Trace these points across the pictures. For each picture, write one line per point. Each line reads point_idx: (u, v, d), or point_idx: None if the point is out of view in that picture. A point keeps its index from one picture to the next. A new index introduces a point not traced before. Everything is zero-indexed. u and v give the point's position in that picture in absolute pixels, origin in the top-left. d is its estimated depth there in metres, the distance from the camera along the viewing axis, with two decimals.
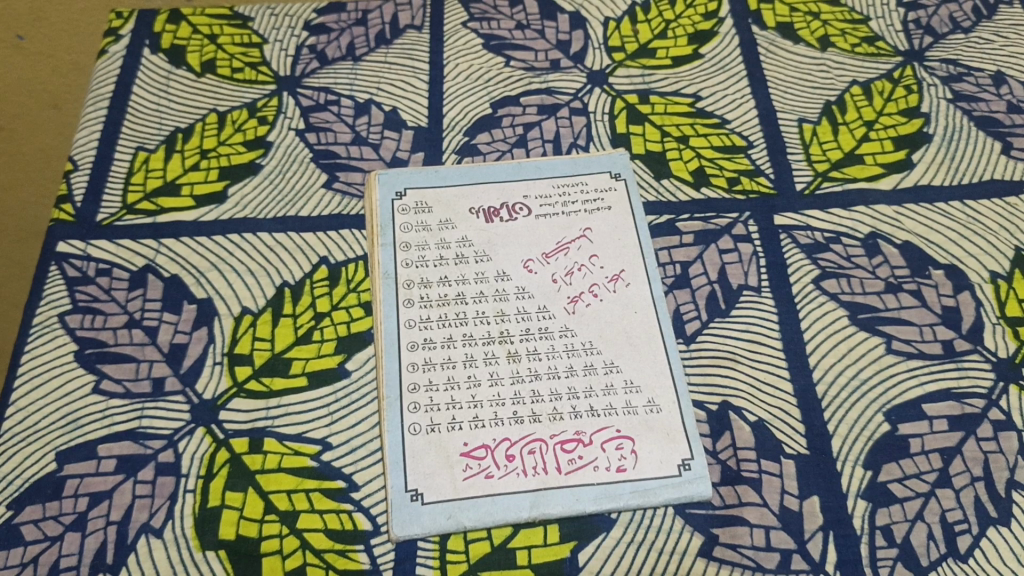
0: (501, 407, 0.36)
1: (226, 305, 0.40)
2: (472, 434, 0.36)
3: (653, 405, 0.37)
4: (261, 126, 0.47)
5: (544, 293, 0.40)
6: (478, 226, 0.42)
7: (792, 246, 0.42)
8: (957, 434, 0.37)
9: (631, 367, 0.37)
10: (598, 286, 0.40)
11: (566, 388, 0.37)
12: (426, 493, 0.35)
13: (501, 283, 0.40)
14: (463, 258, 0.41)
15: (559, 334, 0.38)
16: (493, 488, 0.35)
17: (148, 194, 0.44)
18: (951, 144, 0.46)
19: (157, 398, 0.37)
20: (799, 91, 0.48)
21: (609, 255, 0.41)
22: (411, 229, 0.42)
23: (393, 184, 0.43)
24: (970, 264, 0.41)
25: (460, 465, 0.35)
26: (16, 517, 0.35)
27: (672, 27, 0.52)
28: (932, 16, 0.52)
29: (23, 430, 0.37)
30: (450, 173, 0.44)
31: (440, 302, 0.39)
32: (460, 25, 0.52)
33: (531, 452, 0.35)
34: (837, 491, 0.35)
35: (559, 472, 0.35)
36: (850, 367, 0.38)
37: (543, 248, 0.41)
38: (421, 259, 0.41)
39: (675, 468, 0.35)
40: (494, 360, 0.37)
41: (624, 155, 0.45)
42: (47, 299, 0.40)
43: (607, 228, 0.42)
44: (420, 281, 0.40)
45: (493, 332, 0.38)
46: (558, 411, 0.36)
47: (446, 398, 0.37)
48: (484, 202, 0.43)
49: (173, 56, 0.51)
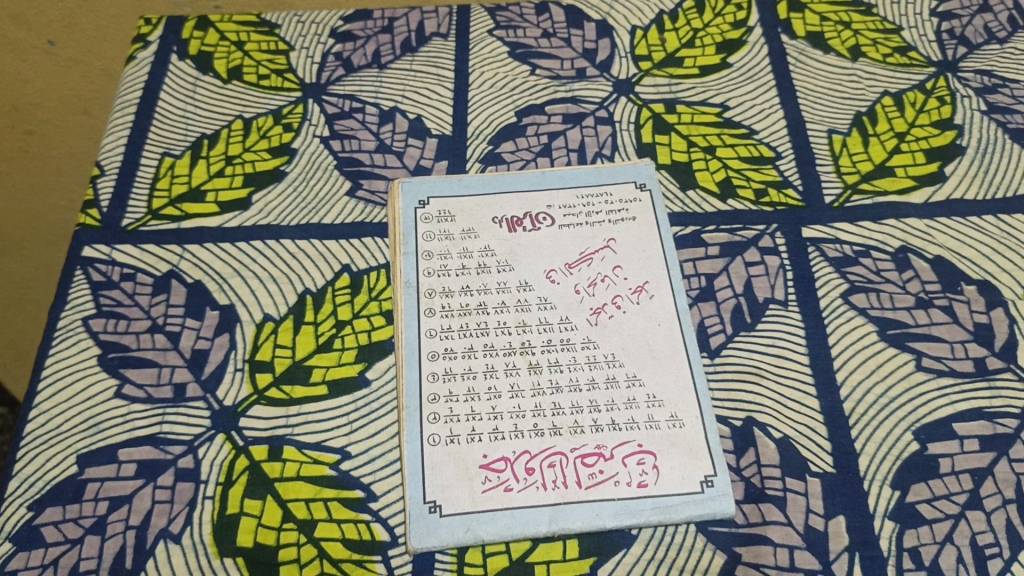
0: (521, 419, 0.36)
1: (249, 312, 0.40)
2: (492, 446, 0.35)
3: (675, 419, 0.36)
4: (286, 133, 0.47)
5: (567, 304, 0.39)
6: (501, 236, 0.42)
7: (820, 260, 0.41)
8: (988, 454, 0.36)
9: (654, 381, 0.37)
10: (622, 297, 0.40)
11: (588, 402, 0.36)
12: (444, 505, 0.34)
13: (523, 293, 0.40)
14: (486, 267, 0.40)
15: (581, 346, 0.38)
16: (512, 502, 0.34)
17: (173, 200, 0.44)
18: (984, 157, 0.45)
19: (178, 403, 0.37)
20: (828, 101, 0.48)
21: (633, 266, 0.41)
22: (434, 238, 0.42)
23: (416, 192, 0.43)
24: (1003, 280, 0.41)
25: (479, 477, 0.35)
26: (36, 519, 0.35)
27: (700, 35, 0.51)
28: (967, 27, 0.51)
29: (44, 433, 0.37)
30: (473, 181, 0.44)
31: (461, 311, 0.39)
32: (486, 33, 0.52)
33: (551, 465, 0.35)
34: (864, 511, 0.34)
35: (579, 486, 0.34)
36: (879, 385, 0.38)
37: (566, 258, 0.41)
38: (443, 269, 0.40)
39: (698, 484, 0.34)
40: (515, 371, 0.37)
41: (649, 165, 0.44)
42: (71, 303, 0.41)
43: (631, 238, 0.41)
44: (441, 290, 0.40)
45: (514, 342, 0.38)
46: (579, 424, 0.36)
47: (465, 409, 0.36)
48: (507, 211, 0.43)
49: (200, 61, 0.51)
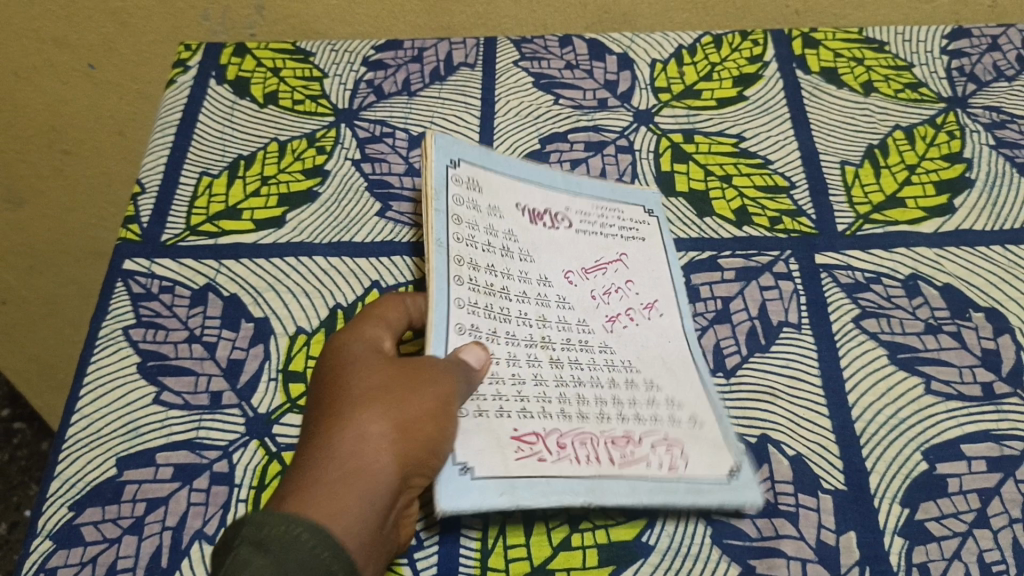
0: (548, 404, 0.36)
1: (282, 325, 0.42)
2: (522, 422, 0.35)
3: (695, 419, 0.37)
4: (319, 155, 0.49)
5: (584, 307, 0.40)
6: (523, 224, 0.42)
7: (832, 286, 0.43)
8: (995, 475, 0.37)
9: (670, 386, 0.38)
10: (634, 310, 0.41)
11: (611, 397, 0.37)
12: (477, 467, 0.33)
13: (543, 288, 0.40)
14: (509, 252, 0.40)
15: (599, 348, 0.39)
16: (545, 471, 0.34)
17: (211, 217, 0.46)
18: (992, 190, 0.46)
19: (214, 411, 0.39)
20: (841, 134, 0.49)
21: (645, 282, 0.42)
22: (463, 203, 0.40)
23: (448, 150, 0.41)
24: (1010, 307, 0.42)
25: (512, 446, 0.34)
26: (76, 518, 0.36)
27: (717, 69, 0.53)
28: (976, 64, 0.53)
29: (86, 437, 0.38)
30: (499, 157, 0.44)
31: (487, 289, 0.38)
32: (512, 64, 0.54)
33: (582, 443, 0.35)
34: (874, 528, 0.36)
35: (612, 463, 0.35)
36: (889, 406, 0.39)
37: (583, 263, 0.42)
38: (471, 238, 0.39)
39: (726, 474, 0.36)
40: (537, 362, 0.37)
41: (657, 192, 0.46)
42: (112, 313, 0.42)
43: (641, 257, 0.43)
44: (469, 260, 0.39)
45: (535, 336, 0.38)
46: (606, 414, 0.36)
47: (491, 390, 0.36)
48: (530, 202, 0.43)
49: (238, 87, 0.53)
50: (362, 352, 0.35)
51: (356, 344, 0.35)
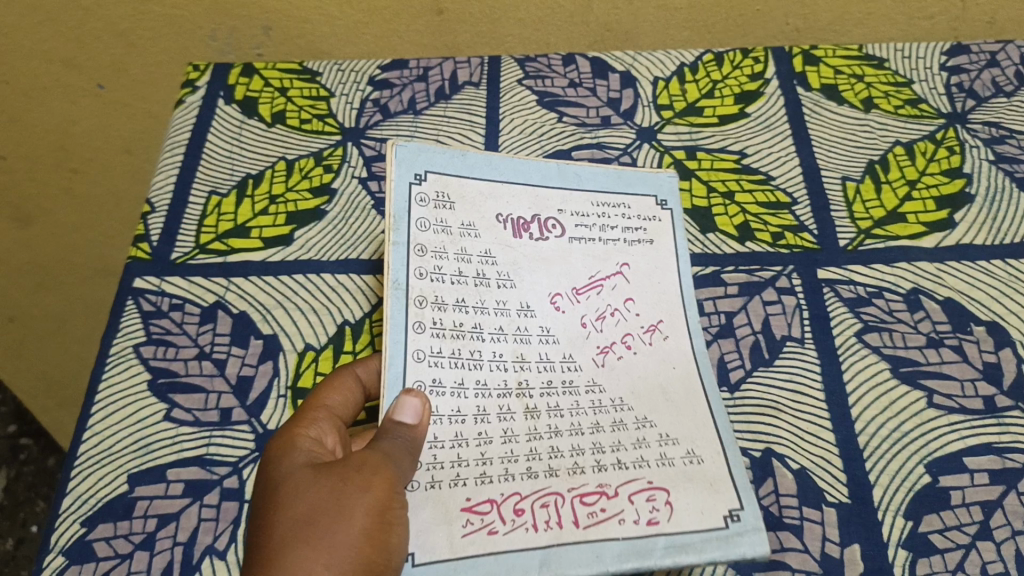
0: (513, 463, 0.35)
1: (291, 341, 0.42)
2: (477, 490, 0.34)
3: (693, 455, 0.36)
4: (326, 174, 0.50)
5: (571, 340, 0.39)
6: (505, 240, 0.40)
7: (835, 300, 0.43)
8: (998, 487, 0.37)
9: (666, 422, 0.37)
10: (633, 336, 0.40)
11: (591, 443, 0.36)
12: (418, 553, 0.33)
13: (524, 321, 0.39)
14: (485, 279, 0.39)
15: (585, 390, 0.38)
16: (495, 545, 0.33)
17: (220, 235, 0.47)
18: (992, 205, 0.47)
19: (224, 427, 0.40)
20: (842, 150, 0.50)
21: (646, 302, 0.41)
22: (429, 228, 0.39)
23: (412, 164, 0.40)
24: (1011, 321, 0.42)
25: (461, 520, 0.34)
26: (88, 534, 0.37)
27: (719, 87, 0.54)
28: (975, 80, 0.53)
29: (97, 454, 0.39)
30: (478, 161, 0.42)
31: (453, 332, 0.37)
32: (516, 82, 0.55)
33: (543, 506, 0.34)
34: (878, 540, 0.36)
35: (577, 526, 0.34)
36: (892, 420, 0.39)
37: (574, 282, 0.40)
38: (437, 271, 0.38)
39: (721, 519, 0.34)
40: (509, 416, 0.36)
41: (670, 176, 0.44)
42: (123, 330, 0.43)
43: (645, 265, 0.42)
44: (434, 300, 0.38)
45: (510, 382, 0.37)
46: (579, 466, 0.35)
47: (451, 455, 0.35)
48: (514, 211, 0.41)
49: (246, 106, 0.54)
50: (294, 465, 0.32)
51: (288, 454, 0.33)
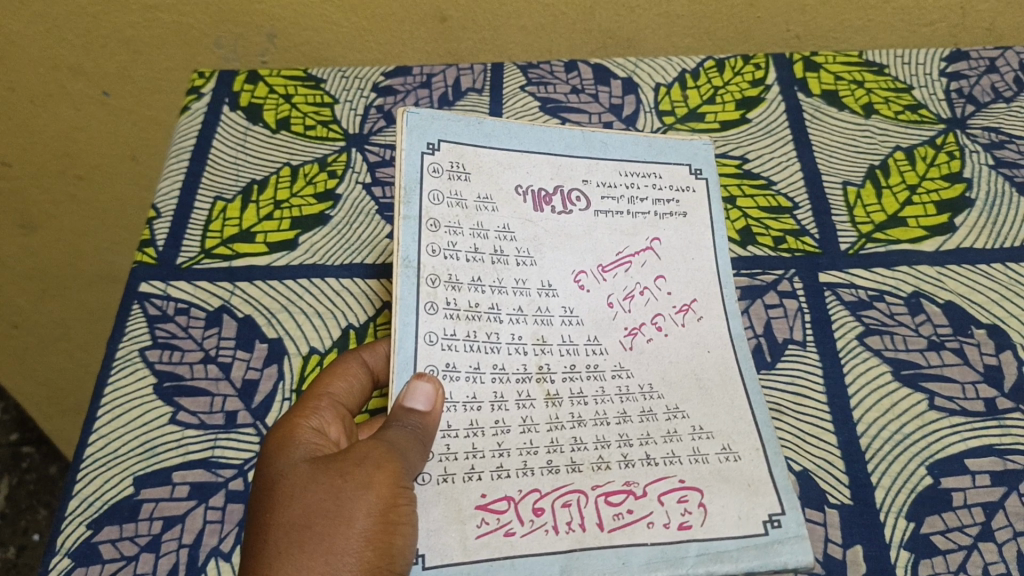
0: (532, 455, 0.35)
1: (296, 345, 0.43)
2: (492, 486, 0.34)
3: (729, 452, 0.36)
4: (331, 179, 0.50)
5: (597, 322, 0.39)
6: (523, 215, 0.39)
7: (836, 304, 0.43)
8: (999, 489, 0.37)
9: (698, 413, 0.37)
10: (663, 317, 0.39)
11: (617, 435, 0.36)
12: (429, 556, 0.32)
13: (545, 301, 0.38)
14: (503, 257, 0.38)
15: (612, 374, 0.38)
16: (511, 549, 0.33)
17: (225, 240, 0.47)
18: (992, 209, 0.47)
19: (229, 430, 0.40)
20: (843, 155, 0.50)
21: (679, 280, 0.40)
22: (442, 201, 0.38)
23: (424, 132, 0.39)
24: (1012, 324, 0.43)
25: (474, 520, 0.33)
26: (94, 536, 0.37)
27: (720, 93, 0.54)
28: (975, 86, 0.54)
29: (103, 456, 0.39)
30: (495, 129, 0.40)
31: (468, 313, 0.37)
32: (518, 89, 0.55)
33: (565, 506, 0.34)
34: (880, 541, 0.36)
35: (601, 528, 0.34)
36: (893, 422, 0.39)
37: (600, 259, 0.40)
38: (452, 249, 0.37)
39: (761, 525, 0.34)
40: (529, 403, 0.36)
41: (705, 144, 0.43)
42: (129, 334, 0.43)
43: (677, 241, 0.41)
44: (448, 279, 0.37)
45: (531, 366, 0.37)
46: (604, 460, 0.35)
47: (466, 445, 0.35)
48: (534, 181, 0.40)
49: (250, 113, 0.54)
50: (296, 462, 0.33)
51: (291, 449, 0.34)
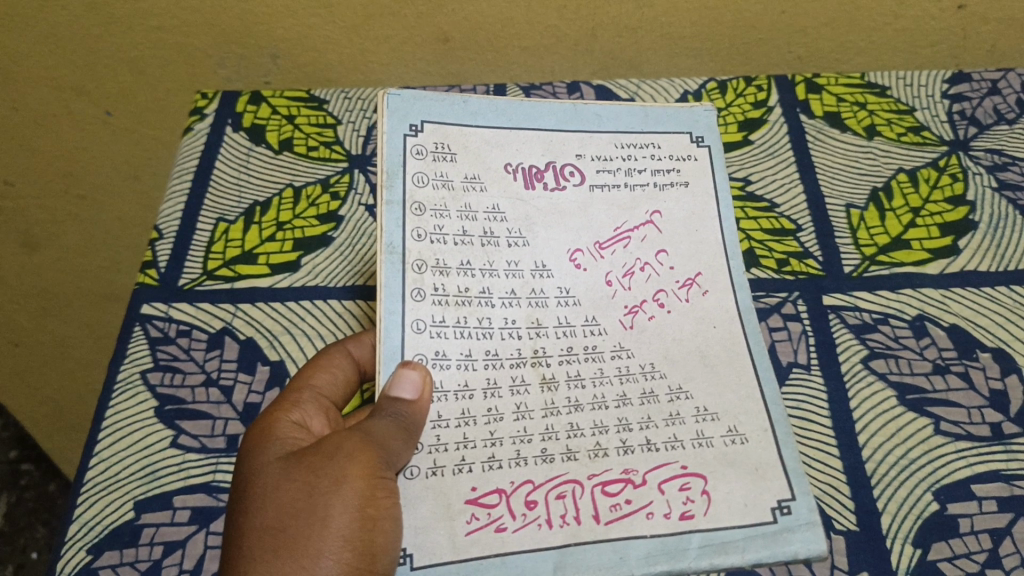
0: (526, 444, 0.34)
1: (297, 367, 0.43)
2: (483, 479, 0.33)
3: (735, 434, 0.35)
4: (334, 201, 0.50)
5: (594, 302, 0.37)
6: (514, 193, 0.38)
7: (840, 328, 0.43)
8: (1006, 515, 0.37)
9: (702, 394, 0.36)
10: (666, 293, 0.38)
11: (615, 419, 0.35)
12: (416, 555, 0.32)
13: (539, 281, 0.37)
14: (494, 237, 0.36)
15: (612, 355, 0.36)
16: (503, 546, 0.32)
17: (228, 261, 0.47)
18: (996, 232, 0.47)
19: (231, 453, 0.40)
20: (845, 177, 0.50)
21: (681, 254, 0.38)
22: (427, 183, 0.36)
23: (406, 114, 0.37)
24: (1016, 347, 0.42)
25: (463, 515, 0.32)
26: (95, 561, 0.36)
27: (723, 114, 0.54)
28: (977, 108, 0.54)
29: (104, 480, 0.39)
30: (479, 107, 0.39)
31: (458, 298, 0.35)
32: None
33: (559, 498, 0.33)
34: (887, 568, 0.36)
35: (597, 521, 0.33)
36: (898, 447, 0.39)
37: (597, 236, 0.38)
38: (440, 233, 0.36)
39: (769, 513, 0.33)
40: (524, 389, 0.35)
41: (707, 110, 0.41)
42: (130, 357, 0.43)
43: (679, 212, 0.39)
44: (435, 264, 0.35)
45: (525, 350, 0.35)
46: (601, 447, 0.34)
47: (456, 437, 0.34)
48: (526, 160, 0.38)
49: (254, 134, 0.54)
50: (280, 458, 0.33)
51: (267, 449, 0.33)
